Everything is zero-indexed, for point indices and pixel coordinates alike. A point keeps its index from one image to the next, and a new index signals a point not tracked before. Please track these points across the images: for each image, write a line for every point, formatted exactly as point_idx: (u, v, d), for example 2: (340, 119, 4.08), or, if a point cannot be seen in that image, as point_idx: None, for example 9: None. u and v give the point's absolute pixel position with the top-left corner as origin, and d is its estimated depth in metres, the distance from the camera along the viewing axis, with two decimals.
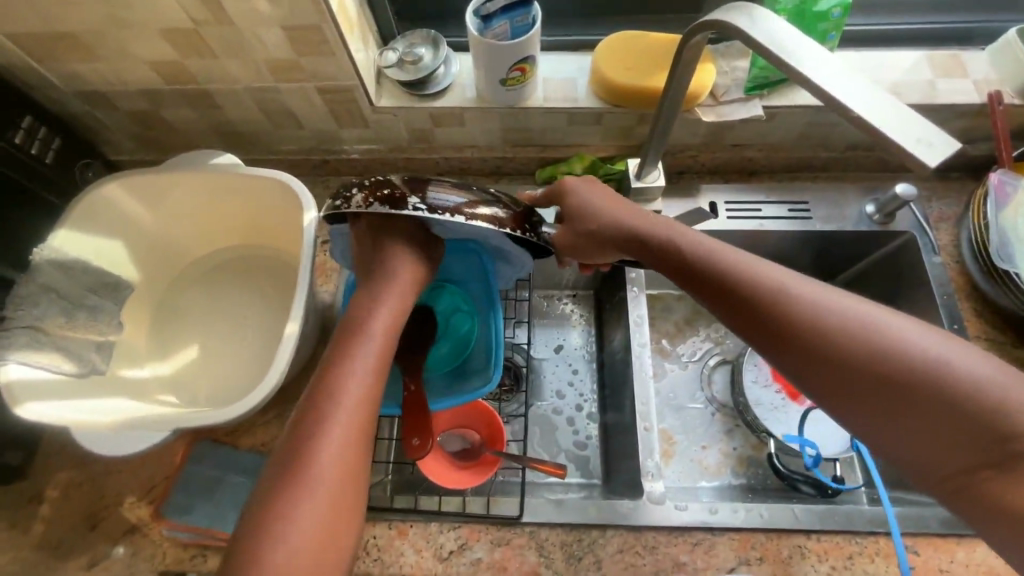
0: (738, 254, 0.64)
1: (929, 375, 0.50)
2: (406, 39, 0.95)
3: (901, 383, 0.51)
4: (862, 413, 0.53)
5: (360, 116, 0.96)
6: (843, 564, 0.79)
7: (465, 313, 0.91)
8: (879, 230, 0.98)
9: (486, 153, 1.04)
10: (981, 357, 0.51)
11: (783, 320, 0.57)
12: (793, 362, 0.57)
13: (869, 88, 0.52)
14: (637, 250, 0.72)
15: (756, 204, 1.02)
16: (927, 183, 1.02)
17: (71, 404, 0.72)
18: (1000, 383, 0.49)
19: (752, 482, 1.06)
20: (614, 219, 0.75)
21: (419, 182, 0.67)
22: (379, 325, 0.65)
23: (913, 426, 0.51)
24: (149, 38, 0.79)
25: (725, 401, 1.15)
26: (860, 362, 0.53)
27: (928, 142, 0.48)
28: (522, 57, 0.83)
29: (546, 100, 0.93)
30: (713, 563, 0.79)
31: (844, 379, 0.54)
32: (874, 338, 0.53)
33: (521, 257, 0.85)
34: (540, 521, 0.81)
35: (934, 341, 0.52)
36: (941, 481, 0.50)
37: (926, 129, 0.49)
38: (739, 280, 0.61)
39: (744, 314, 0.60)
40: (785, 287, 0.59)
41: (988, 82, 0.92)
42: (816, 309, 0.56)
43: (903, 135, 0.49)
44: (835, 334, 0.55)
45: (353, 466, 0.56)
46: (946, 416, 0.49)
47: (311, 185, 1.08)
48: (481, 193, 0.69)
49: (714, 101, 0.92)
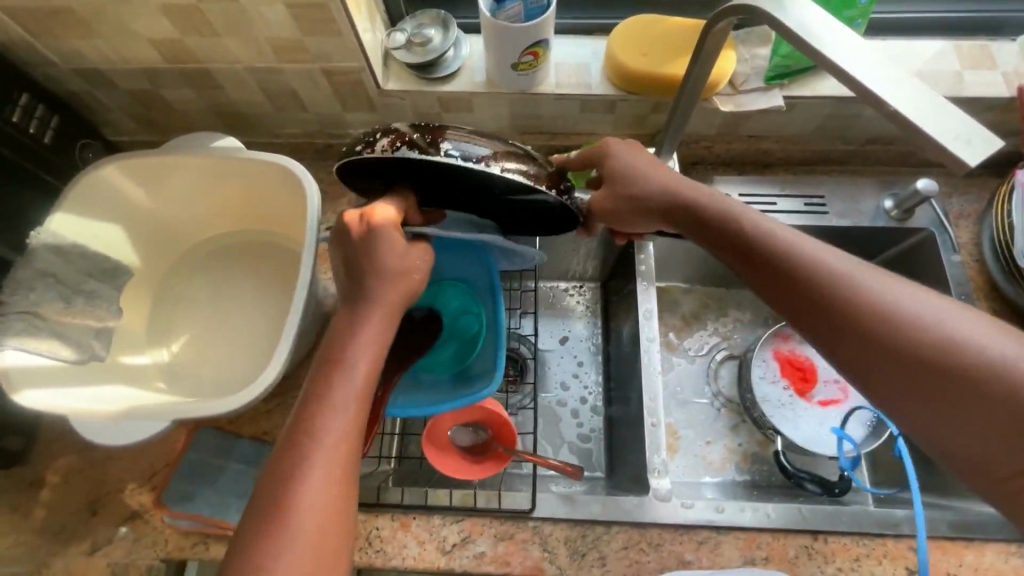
0: (781, 231, 0.63)
1: (969, 364, 0.49)
2: (414, 19, 0.92)
3: (949, 376, 0.49)
4: (897, 395, 0.52)
5: (366, 99, 0.93)
6: (850, 565, 0.78)
7: (472, 313, 0.89)
8: (897, 227, 0.96)
9: (494, 140, 1.01)
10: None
11: (821, 297, 0.57)
12: (828, 339, 0.56)
13: (905, 80, 0.50)
14: (683, 224, 0.71)
15: (771, 197, 0.99)
16: (948, 179, 0.99)
17: (69, 392, 0.71)
18: None
19: (757, 479, 1.05)
20: (655, 185, 0.72)
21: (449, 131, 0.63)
22: (355, 352, 0.59)
23: (961, 422, 0.49)
24: (148, 15, 0.76)
25: (732, 395, 1.13)
26: (899, 344, 0.52)
27: (967, 138, 0.46)
28: (536, 40, 0.80)
29: (558, 85, 0.90)
30: (718, 562, 0.79)
31: (879, 360, 0.53)
32: (921, 328, 0.52)
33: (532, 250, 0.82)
34: (545, 516, 0.81)
35: (981, 329, 0.50)
36: (974, 469, 0.50)
37: (965, 124, 0.47)
38: (778, 257, 0.60)
39: (779, 288, 0.60)
40: (823, 264, 0.58)
41: (1018, 74, 0.88)
42: (857, 290, 0.55)
43: (940, 131, 0.46)
44: (872, 315, 0.54)
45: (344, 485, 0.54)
46: (982, 406, 0.48)
47: (314, 168, 1.06)
48: (516, 146, 0.65)
49: (732, 90, 0.88)
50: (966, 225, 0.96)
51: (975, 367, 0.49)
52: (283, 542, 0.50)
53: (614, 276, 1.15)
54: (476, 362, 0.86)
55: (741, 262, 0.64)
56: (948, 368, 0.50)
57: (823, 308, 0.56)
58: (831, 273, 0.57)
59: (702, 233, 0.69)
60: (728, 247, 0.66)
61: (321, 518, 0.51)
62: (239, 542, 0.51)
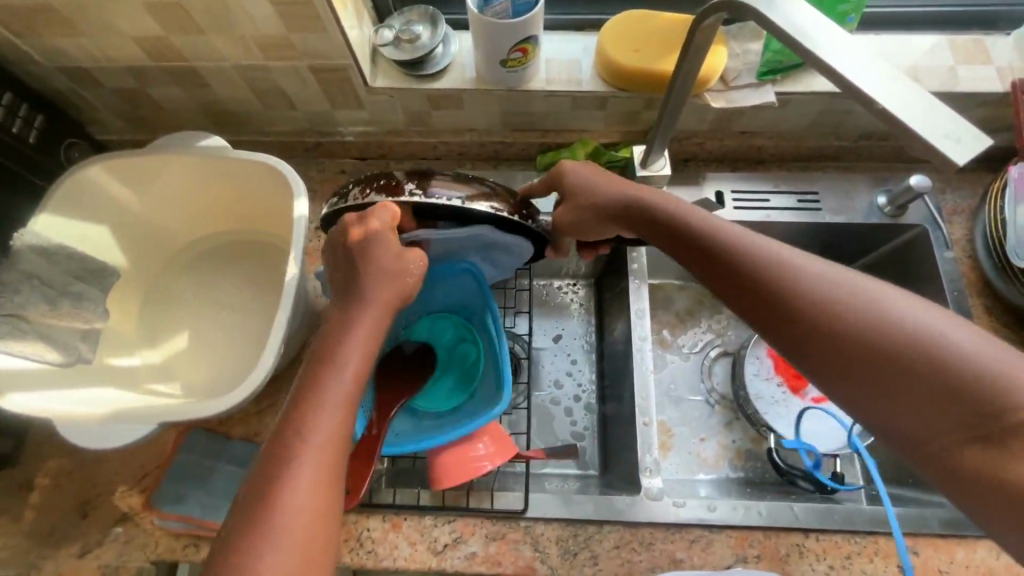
0: (731, 225, 0.64)
1: (913, 343, 0.49)
2: (403, 15, 0.91)
3: (892, 354, 0.50)
4: (842, 379, 0.52)
5: (355, 97, 0.92)
6: (841, 563, 0.78)
7: (470, 343, 0.92)
8: (890, 223, 0.95)
9: (485, 137, 1.00)
10: (967, 328, 0.50)
11: (770, 284, 0.57)
12: (775, 326, 0.56)
13: (893, 77, 0.49)
14: (637, 225, 0.72)
15: (764, 194, 0.99)
16: (942, 175, 0.99)
17: (56, 395, 0.71)
18: (993, 353, 0.48)
19: (750, 476, 1.05)
20: (612, 192, 0.74)
21: (417, 175, 0.69)
22: (350, 354, 0.59)
23: (906, 400, 0.49)
24: (130, 12, 0.75)
25: (725, 393, 1.13)
26: (844, 326, 0.52)
27: (956, 136, 0.45)
28: (525, 36, 0.79)
29: (548, 82, 0.90)
30: (710, 560, 0.79)
31: (830, 343, 0.53)
32: (865, 309, 0.52)
33: (524, 254, 0.80)
34: (537, 516, 0.80)
35: (922, 311, 0.51)
36: (920, 450, 0.49)
37: (954, 121, 0.46)
38: (730, 247, 0.61)
39: (730, 277, 0.60)
40: (768, 252, 0.59)
41: (1012, 69, 0.88)
42: (801, 275, 0.56)
43: (929, 129, 0.46)
44: (819, 298, 0.54)
45: (329, 491, 0.53)
46: (926, 383, 0.49)
47: (304, 167, 1.05)
48: (480, 185, 0.71)
49: (724, 86, 0.88)
50: (961, 222, 0.95)
51: (917, 346, 0.49)
52: (265, 548, 0.49)
53: (607, 273, 1.15)
54: (479, 387, 0.87)
55: (693, 255, 0.65)
56: (892, 348, 0.50)
57: (772, 295, 0.57)
58: (780, 261, 0.58)
59: (654, 232, 0.70)
60: (680, 242, 0.67)
61: (305, 524, 0.50)
62: (219, 551, 0.50)
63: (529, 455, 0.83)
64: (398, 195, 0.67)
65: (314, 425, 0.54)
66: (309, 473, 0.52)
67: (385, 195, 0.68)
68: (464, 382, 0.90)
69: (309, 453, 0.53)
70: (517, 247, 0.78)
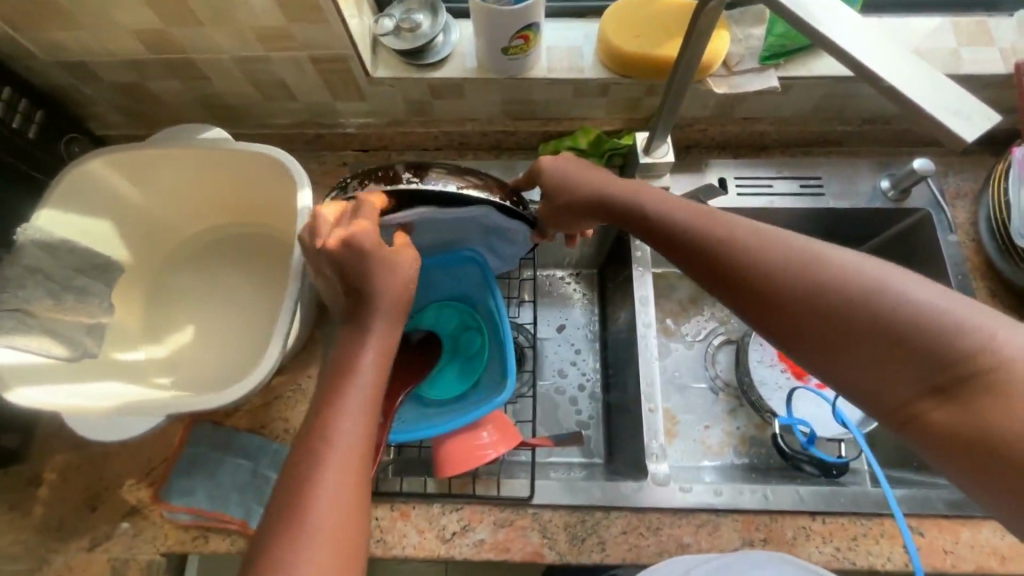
0: (693, 207, 0.65)
1: (874, 304, 0.48)
2: (402, 4, 0.90)
3: (847, 315, 0.49)
4: (812, 349, 0.52)
5: (356, 87, 0.91)
6: (847, 545, 0.78)
7: (474, 330, 0.91)
8: (893, 207, 0.95)
9: (486, 127, 1.00)
10: (920, 280, 0.49)
11: (730, 261, 0.57)
12: (738, 300, 0.56)
13: (900, 55, 0.49)
14: (613, 216, 0.73)
15: (767, 180, 0.98)
16: (945, 158, 0.99)
17: (62, 390, 0.71)
18: (945, 302, 0.47)
19: (755, 462, 1.06)
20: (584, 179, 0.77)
21: (414, 166, 0.72)
22: (368, 356, 0.60)
23: (868, 361, 0.48)
24: (128, 4, 0.75)
25: (729, 380, 1.13)
26: (804, 296, 0.52)
27: (966, 113, 0.45)
28: (526, 23, 0.79)
29: (550, 70, 0.89)
30: (716, 544, 0.79)
31: (787, 311, 0.53)
32: (816, 273, 0.52)
33: (521, 234, 0.81)
34: (544, 503, 0.81)
35: (887, 272, 0.50)
36: (891, 412, 0.48)
37: (962, 99, 0.46)
38: (691, 228, 0.62)
39: (694, 257, 0.61)
40: (724, 228, 0.60)
41: (1016, 51, 0.87)
42: (755, 246, 0.56)
43: (937, 106, 0.46)
44: (778, 272, 0.54)
45: (357, 497, 0.53)
46: (889, 342, 0.47)
47: (305, 159, 1.05)
48: (474, 177, 0.74)
49: (727, 71, 0.87)
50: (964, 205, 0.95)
51: (881, 308, 0.48)
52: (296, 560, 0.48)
53: (610, 262, 1.15)
54: (484, 376, 0.87)
55: (660, 237, 0.66)
56: (853, 314, 0.49)
57: (733, 271, 0.57)
58: (742, 238, 0.58)
59: (627, 219, 0.71)
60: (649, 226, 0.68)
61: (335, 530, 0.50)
62: (252, 558, 0.50)
63: (535, 441, 0.84)
64: (395, 182, 0.69)
65: (336, 432, 0.54)
66: (335, 477, 0.52)
67: (382, 184, 0.70)
68: (468, 372, 0.90)
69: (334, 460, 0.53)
70: (514, 229, 0.79)
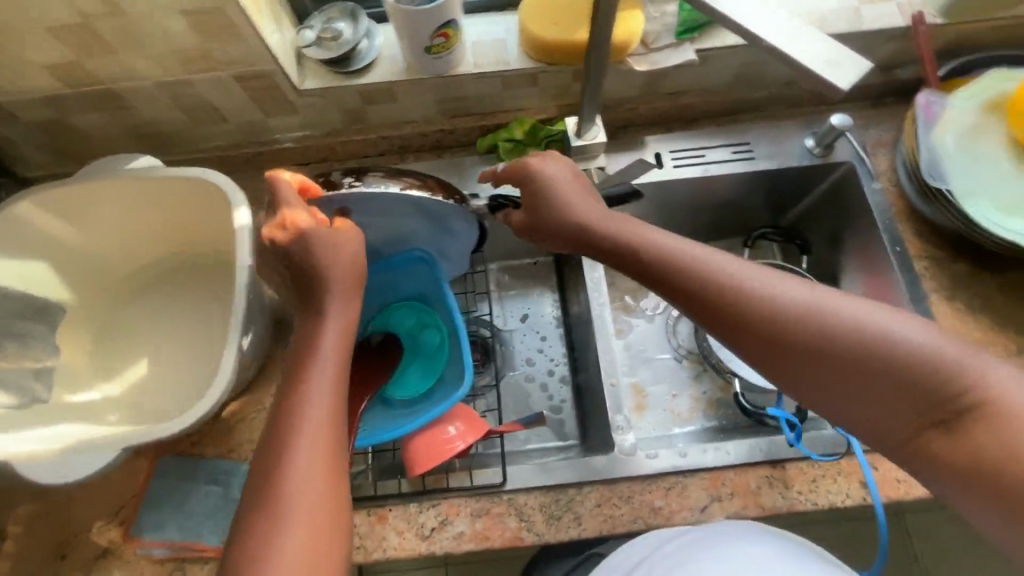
0: (689, 245, 0.65)
1: (877, 352, 0.55)
2: (323, 14, 0.90)
3: (852, 361, 0.55)
4: (802, 381, 0.58)
5: (286, 102, 0.91)
6: (808, 487, 0.82)
7: (434, 328, 0.92)
8: (820, 163, 1.00)
9: (425, 128, 1.01)
10: (907, 319, 0.56)
11: (718, 303, 0.61)
12: (730, 339, 0.61)
13: (779, 14, 0.52)
14: (594, 246, 0.71)
15: (701, 149, 1.02)
16: (864, 112, 1.04)
17: (11, 437, 0.70)
18: (928, 341, 0.54)
19: (723, 423, 1.09)
20: (559, 190, 0.73)
21: (355, 171, 0.76)
22: (328, 342, 0.61)
23: (870, 400, 0.56)
24: (36, 40, 0.73)
25: (692, 348, 1.17)
26: (791, 336, 0.58)
27: (838, 63, 0.49)
28: (442, 21, 0.80)
29: (476, 65, 0.91)
30: (687, 504, 0.82)
31: (796, 357, 0.58)
32: (822, 323, 0.57)
33: (464, 223, 0.83)
34: (518, 487, 0.82)
35: (858, 309, 0.57)
36: (887, 440, 0.57)
37: (837, 50, 0.49)
38: (690, 271, 0.63)
39: (681, 298, 0.64)
40: (727, 274, 0.62)
41: (912, 4, 0.92)
42: (760, 296, 0.60)
43: (813, 59, 0.49)
44: (787, 324, 0.58)
45: (329, 473, 0.55)
46: (888, 384, 0.55)
47: (246, 178, 1.03)
48: (414, 176, 0.77)
49: (645, 49, 0.90)
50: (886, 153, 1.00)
51: (858, 344, 0.56)
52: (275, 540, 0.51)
53: (565, 247, 1.16)
54: (447, 372, 0.88)
55: (642, 273, 0.67)
56: (856, 359, 0.55)
57: (722, 312, 0.61)
58: (728, 279, 0.61)
59: (612, 255, 0.69)
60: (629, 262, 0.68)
61: (308, 510, 0.53)
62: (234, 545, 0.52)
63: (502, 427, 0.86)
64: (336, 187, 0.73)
65: (302, 417, 0.56)
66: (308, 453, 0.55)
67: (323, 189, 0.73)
68: (430, 369, 0.90)
69: (303, 442, 0.55)
70: (457, 217, 0.81)
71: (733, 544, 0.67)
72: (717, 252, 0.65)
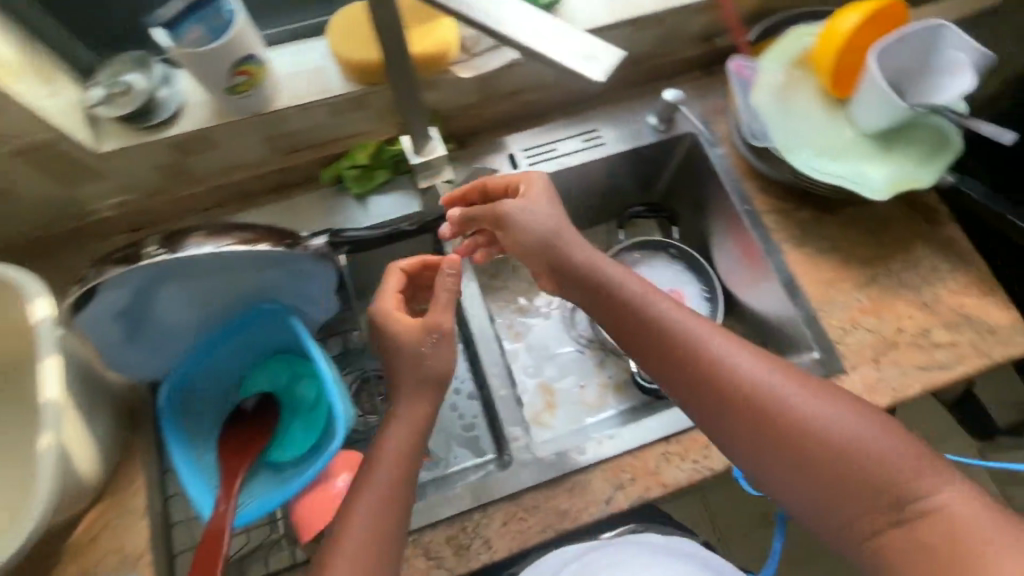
0: (678, 310, 0.72)
1: (821, 435, 0.60)
2: (109, 69, 0.83)
3: (808, 461, 0.60)
4: (730, 439, 0.65)
5: (90, 168, 0.82)
6: (704, 454, 0.84)
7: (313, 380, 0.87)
8: (667, 137, 1.03)
9: (260, 171, 0.94)
10: (851, 409, 0.61)
11: (668, 355, 0.70)
12: (682, 395, 0.69)
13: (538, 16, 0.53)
14: (592, 290, 0.78)
15: (553, 143, 1.02)
16: (697, 82, 1.08)
17: None
18: (871, 436, 0.59)
19: (632, 403, 1.11)
20: (533, 220, 0.80)
21: (167, 236, 0.67)
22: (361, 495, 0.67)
23: (815, 489, 0.59)
24: None
25: (592, 335, 1.17)
26: (727, 396, 0.65)
27: (594, 57, 0.51)
28: (236, 58, 0.74)
29: (295, 96, 0.86)
30: (592, 499, 0.82)
31: (748, 426, 0.63)
32: (773, 400, 0.63)
33: (313, 266, 0.76)
34: (420, 525, 0.79)
35: (803, 389, 0.63)
36: (827, 526, 0.59)
37: (593, 45, 0.51)
38: (667, 335, 0.70)
39: (639, 348, 0.73)
40: (696, 337, 0.69)
41: None
42: (724, 367, 0.66)
43: (570, 57, 0.51)
44: (746, 393, 0.64)
45: (331, 569, 0.63)
46: (833, 474, 0.59)
47: (64, 255, 0.92)
48: (241, 230, 0.70)
49: (467, 55, 0.90)
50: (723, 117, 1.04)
51: (784, 418, 0.62)
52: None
53: None
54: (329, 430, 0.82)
55: (606, 320, 0.77)
56: (803, 441, 0.60)
57: (671, 363, 0.69)
58: (684, 334, 0.69)
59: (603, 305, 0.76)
60: (598, 314, 0.78)
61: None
62: None
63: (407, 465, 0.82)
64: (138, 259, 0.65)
65: (353, 515, 0.66)
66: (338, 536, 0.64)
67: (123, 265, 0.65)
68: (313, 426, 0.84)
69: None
70: (301, 260, 0.74)
71: (639, 558, 0.77)
72: (700, 319, 0.72)
